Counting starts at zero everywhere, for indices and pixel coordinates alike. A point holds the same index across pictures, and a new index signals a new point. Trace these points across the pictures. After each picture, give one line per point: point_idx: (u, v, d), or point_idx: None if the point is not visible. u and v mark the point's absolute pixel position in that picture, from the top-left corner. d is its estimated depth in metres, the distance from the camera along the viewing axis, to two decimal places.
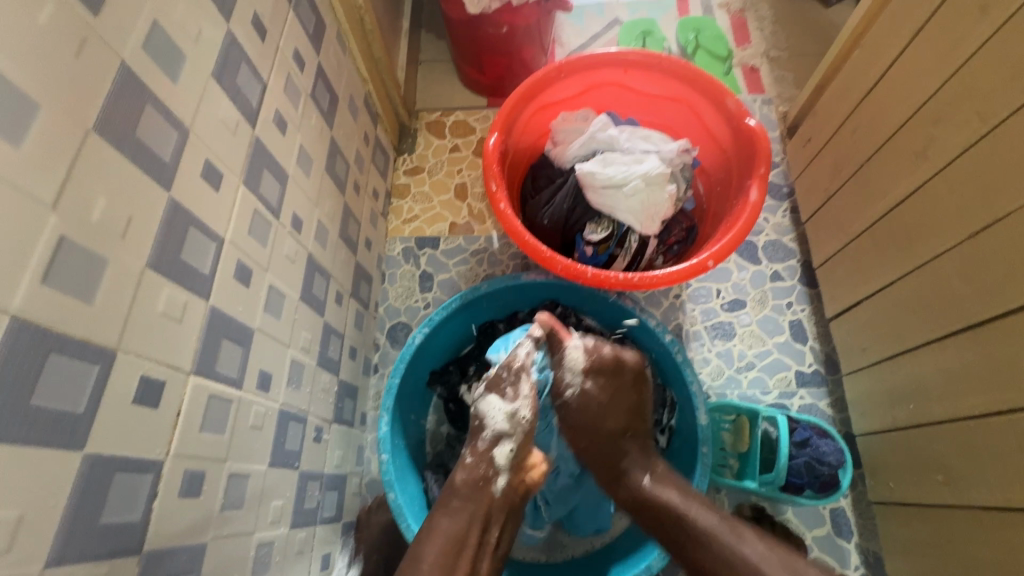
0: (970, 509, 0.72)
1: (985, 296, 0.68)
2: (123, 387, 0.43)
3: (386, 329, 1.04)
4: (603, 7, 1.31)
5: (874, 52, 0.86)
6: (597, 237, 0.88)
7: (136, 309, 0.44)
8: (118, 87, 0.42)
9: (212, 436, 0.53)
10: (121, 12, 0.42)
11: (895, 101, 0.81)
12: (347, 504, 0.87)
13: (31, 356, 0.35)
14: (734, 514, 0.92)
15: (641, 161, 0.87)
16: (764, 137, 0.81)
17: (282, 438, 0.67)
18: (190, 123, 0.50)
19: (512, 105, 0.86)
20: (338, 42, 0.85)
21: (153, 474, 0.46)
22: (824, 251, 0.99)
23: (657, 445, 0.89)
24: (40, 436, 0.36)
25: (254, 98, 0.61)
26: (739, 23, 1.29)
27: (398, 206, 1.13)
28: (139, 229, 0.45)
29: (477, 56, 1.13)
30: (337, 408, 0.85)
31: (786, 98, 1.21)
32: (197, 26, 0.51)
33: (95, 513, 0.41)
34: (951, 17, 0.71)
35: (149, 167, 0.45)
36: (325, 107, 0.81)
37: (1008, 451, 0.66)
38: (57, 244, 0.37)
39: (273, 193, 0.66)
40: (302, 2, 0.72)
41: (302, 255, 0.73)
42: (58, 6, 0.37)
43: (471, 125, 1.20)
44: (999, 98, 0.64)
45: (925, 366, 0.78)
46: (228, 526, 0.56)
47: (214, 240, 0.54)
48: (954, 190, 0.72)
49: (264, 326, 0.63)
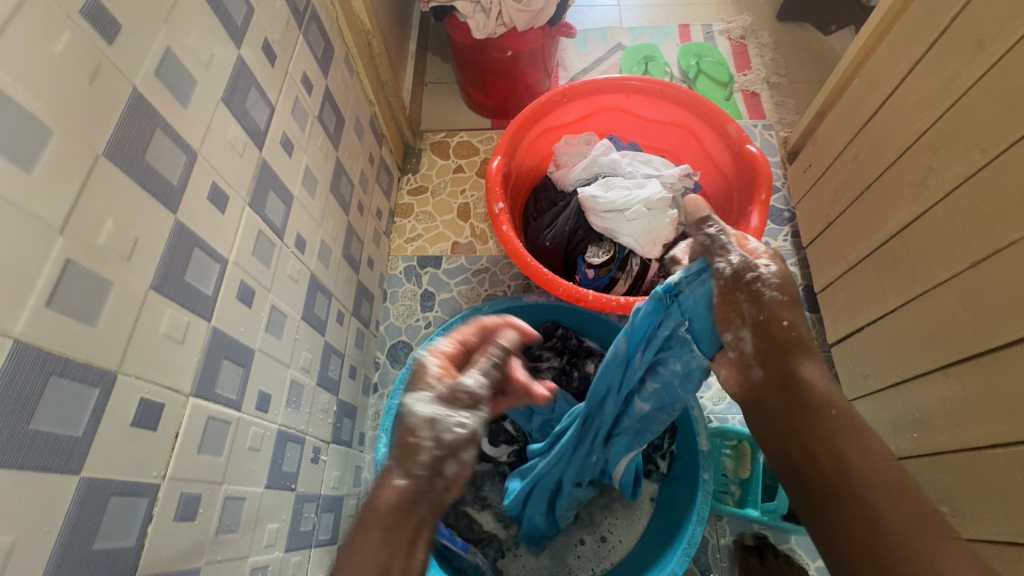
0: (981, 543, 0.70)
1: (988, 325, 0.68)
2: (122, 410, 0.43)
3: (386, 348, 1.04)
4: (606, 32, 1.34)
5: (874, 81, 0.87)
6: (598, 260, 0.89)
7: (138, 332, 0.44)
8: (129, 112, 0.43)
9: (209, 459, 0.53)
10: (137, 38, 0.43)
11: (895, 130, 0.82)
12: (343, 527, 0.85)
13: (34, 380, 0.36)
14: (735, 543, 0.89)
15: (643, 186, 0.87)
16: (764, 163, 0.81)
17: (279, 459, 0.66)
18: (198, 146, 0.51)
19: (516, 129, 0.88)
20: (346, 64, 0.87)
21: (149, 498, 0.45)
22: (825, 276, 0.99)
23: (658, 470, 0.87)
24: (39, 461, 0.36)
25: (262, 121, 0.62)
26: (740, 49, 1.31)
27: (401, 225, 1.14)
28: (145, 250, 0.45)
29: (482, 80, 1.16)
30: (335, 428, 0.84)
31: (787, 123, 1.23)
32: (209, 51, 0.52)
33: (89, 538, 0.40)
34: (948, 51, 0.72)
35: (157, 191, 0.46)
36: (331, 128, 0.82)
37: (1012, 483, 0.65)
38: (64, 267, 0.38)
39: (277, 213, 0.66)
40: (312, 28, 0.74)
41: (304, 275, 0.74)
42: (74, 34, 0.38)
43: (475, 146, 1.22)
44: (998, 129, 0.65)
45: (929, 394, 0.78)
46: (222, 550, 0.55)
47: (218, 261, 0.54)
48: (955, 218, 0.72)
49: (264, 347, 0.63)
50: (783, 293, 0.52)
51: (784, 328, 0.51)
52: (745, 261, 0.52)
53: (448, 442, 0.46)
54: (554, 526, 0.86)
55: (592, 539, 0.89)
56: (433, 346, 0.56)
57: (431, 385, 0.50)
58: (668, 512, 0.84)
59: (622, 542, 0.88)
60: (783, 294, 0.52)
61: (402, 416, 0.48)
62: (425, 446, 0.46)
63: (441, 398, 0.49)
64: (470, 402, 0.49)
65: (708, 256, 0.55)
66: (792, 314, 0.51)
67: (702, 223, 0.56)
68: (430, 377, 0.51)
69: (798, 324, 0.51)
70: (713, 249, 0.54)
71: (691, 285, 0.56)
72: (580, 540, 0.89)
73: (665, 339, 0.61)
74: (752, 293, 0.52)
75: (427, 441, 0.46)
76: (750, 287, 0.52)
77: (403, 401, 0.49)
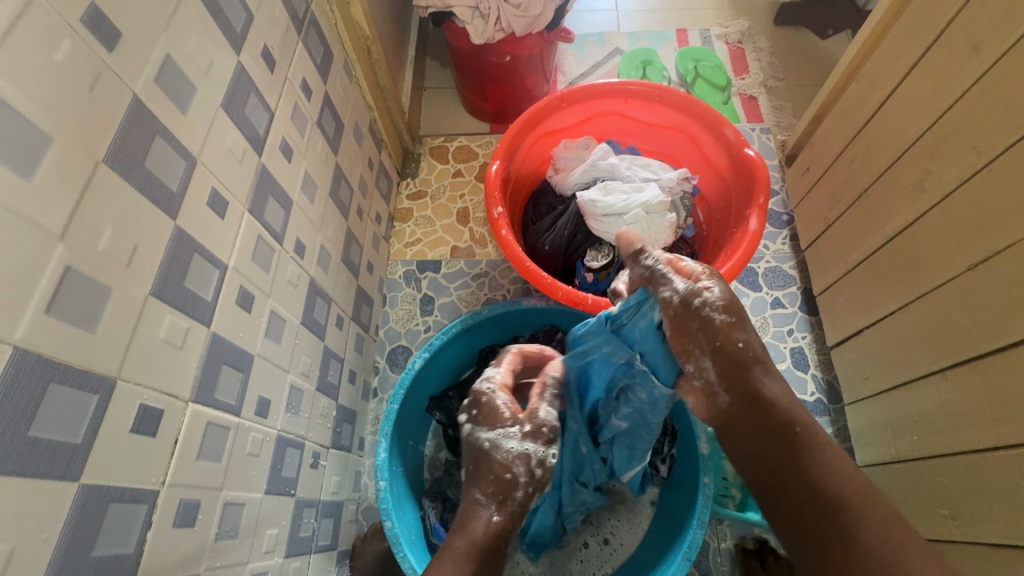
0: (982, 546, 0.69)
1: (988, 327, 0.68)
2: (121, 416, 0.42)
3: (385, 352, 1.04)
4: (604, 37, 1.35)
5: (870, 85, 0.88)
6: (598, 264, 0.89)
7: (137, 338, 0.44)
8: (129, 119, 0.43)
9: (208, 465, 0.53)
10: (136, 45, 0.44)
11: (891, 134, 0.82)
12: (343, 532, 0.85)
13: (31, 386, 0.36)
14: (736, 546, 0.89)
15: (641, 190, 0.88)
16: (763, 166, 0.82)
17: (279, 464, 0.66)
18: (198, 152, 0.51)
19: (515, 133, 0.88)
20: (345, 71, 0.88)
21: (148, 505, 0.45)
22: (823, 280, 0.99)
23: (659, 473, 0.87)
24: (35, 467, 0.36)
25: (261, 126, 0.62)
26: (737, 54, 1.32)
27: (401, 229, 1.14)
28: (144, 256, 0.45)
29: (481, 85, 1.16)
30: (334, 433, 0.84)
31: (784, 127, 1.23)
32: (209, 58, 0.52)
33: (87, 546, 0.40)
34: (944, 54, 0.72)
35: (157, 198, 0.46)
36: (330, 134, 0.82)
37: (1014, 487, 0.65)
38: (63, 273, 0.38)
39: (277, 219, 0.66)
40: (311, 34, 0.74)
41: (304, 280, 0.74)
42: (74, 42, 0.38)
43: (474, 151, 1.22)
44: (996, 132, 0.65)
45: (928, 397, 0.78)
46: (221, 557, 0.55)
47: (217, 266, 0.55)
48: (952, 222, 0.72)
49: (263, 352, 0.63)
50: (730, 314, 0.55)
51: (735, 347, 0.55)
52: (688, 288, 0.56)
53: (540, 475, 0.61)
54: (558, 534, 0.86)
55: (595, 542, 0.89)
56: (490, 377, 0.69)
57: (512, 420, 0.63)
58: (669, 516, 0.84)
59: (625, 546, 0.88)
60: (730, 315, 0.55)
61: (490, 459, 0.61)
62: (519, 481, 0.59)
63: (528, 441, 0.61)
64: (548, 434, 0.63)
65: (649, 287, 0.59)
66: (746, 333, 0.55)
67: (639, 256, 0.60)
68: (504, 415, 0.63)
69: (751, 342, 0.55)
70: (653, 280, 0.58)
71: (633, 315, 0.63)
72: (583, 544, 0.89)
73: (624, 359, 0.68)
74: (703, 318, 0.55)
75: (523, 483, 0.59)
76: (700, 313, 0.55)
77: (487, 443, 0.62)
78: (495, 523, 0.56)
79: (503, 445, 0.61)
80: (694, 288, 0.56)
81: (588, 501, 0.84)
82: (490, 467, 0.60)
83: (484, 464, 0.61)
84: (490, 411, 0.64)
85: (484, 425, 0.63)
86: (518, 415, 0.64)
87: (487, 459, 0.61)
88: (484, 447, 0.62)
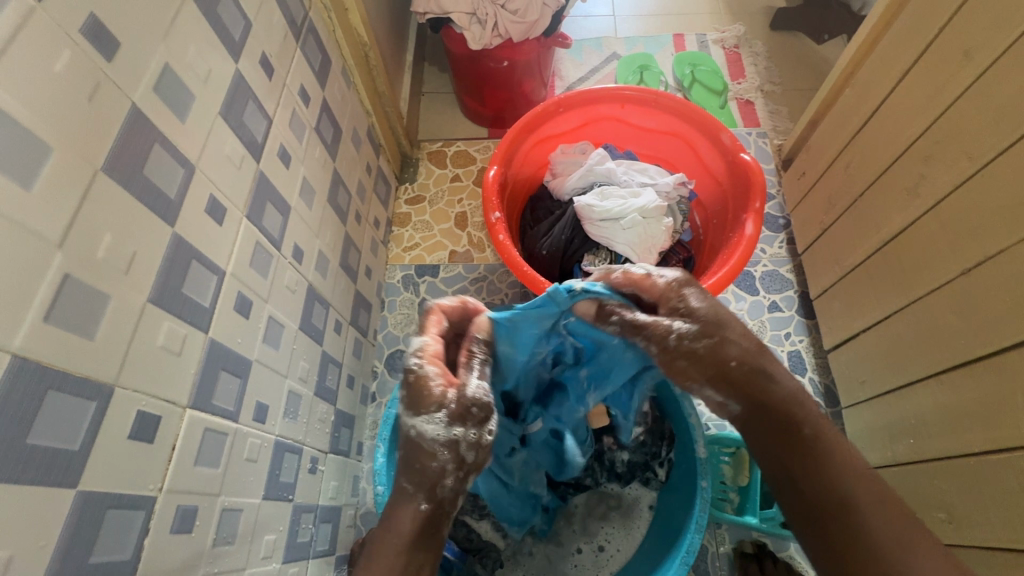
0: (980, 550, 0.69)
1: (982, 330, 0.68)
2: (118, 423, 0.43)
3: (384, 356, 1.04)
4: (602, 42, 1.35)
5: (865, 90, 0.88)
6: (595, 268, 0.90)
7: (135, 345, 0.45)
8: (128, 127, 0.44)
9: (206, 471, 0.53)
10: (136, 55, 0.44)
11: (886, 139, 0.83)
12: (341, 537, 0.85)
13: (31, 393, 0.36)
14: (734, 550, 0.89)
15: (638, 195, 0.88)
16: (758, 171, 0.82)
17: (277, 470, 0.66)
18: (196, 159, 0.52)
19: (512, 139, 0.88)
20: (343, 77, 0.88)
21: (145, 511, 0.45)
22: (820, 283, 1.00)
23: (657, 478, 0.88)
24: (35, 474, 0.36)
25: (259, 133, 0.63)
26: (734, 58, 1.32)
27: (399, 234, 1.15)
28: (143, 263, 0.45)
29: (479, 90, 1.17)
30: (333, 438, 0.84)
31: (781, 131, 1.24)
32: (207, 66, 0.53)
33: (85, 552, 0.40)
34: (937, 60, 0.73)
35: (155, 205, 0.47)
36: (328, 139, 0.83)
37: (1010, 490, 0.65)
38: (62, 281, 0.38)
39: (275, 225, 0.66)
40: (309, 41, 0.75)
41: (302, 285, 0.74)
42: (74, 53, 0.38)
43: (472, 155, 1.23)
44: (989, 137, 0.66)
45: (924, 400, 0.78)
46: (219, 563, 0.55)
47: (216, 273, 0.55)
48: (947, 226, 0.73)
49: (261, 358, 0.63)
50: (709, 336, 0.53)
51: (730, 369, 0.53)
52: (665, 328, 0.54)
53: (467, 459, 0.53)
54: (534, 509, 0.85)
55: (589, 548, 0.89)
56: (422, 349, 0.57)
57: (439, 402, 0.53)
58: (667, 520, 0.84)
59: (620, 551, 0.88)
60: (710, 336, 0.53)
61: (417, 446, 0.53)
62: (448, 470, 0.53)
63: (457, 426, 0.53)
64: (480, 415, 0.54)
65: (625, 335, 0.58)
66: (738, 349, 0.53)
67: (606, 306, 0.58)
68: (430, 395, 0.53)
69: (744, 355, 0.53)
70: (629, 327, 0.57)
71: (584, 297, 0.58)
72: (577, 550, 0.90)
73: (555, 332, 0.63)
74: (687, 353, 0.54)
75: (451, 471, 0.53)
76: (682, 349, 0.54)
77: (413, 432, 0.53)
78: (422, 514, 0.51)
79: (430, 431, 0.53)
80: (664, 329, 0.54)
81: (541, 465, 0.82)
82: (418, 457, 0.53)
83: (411, 452, 0.53)
84: (415, 392, 0.54)
85: (413, 411, 0.54)
86: (449, 392, 0.54)
87: (415, 448, 0.53)
88: (410, 436, 0.54)
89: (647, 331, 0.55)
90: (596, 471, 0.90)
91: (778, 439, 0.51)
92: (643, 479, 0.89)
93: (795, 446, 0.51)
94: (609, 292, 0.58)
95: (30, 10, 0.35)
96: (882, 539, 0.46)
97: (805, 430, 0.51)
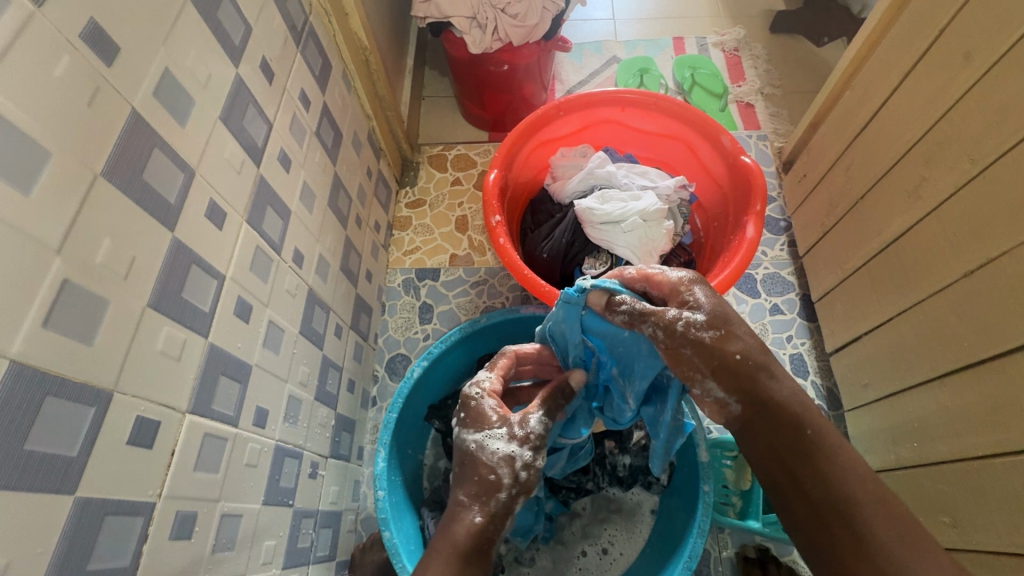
0: (984, 555, 0.69)
1: (985, 333, 0.68)
2: (118, 428, 0.43)
3: (385, 360, 1.04)
4: (601, 46, 1.36)
5: (865, 92, 0.88)
6: (595, 272, 0.90)
7: (134, 350, 0.44)
8: (128, 132, 0.44)
9: (205, 476, 0.52)
10: (135, 61, 0.44)
11: (887, 141, 0.83)
12: (341, 542, 0.85)
13: (27, 399, 0.36)
14: (738, 555, 0.88)
15: (638, 198, 0.88)
16: (758, 174, 0.82)
17: (277, 475, 0.66)
18: (196, 164, 0.52)
19: (512, 142, 0.88)
20: (344, 81, 0.88)
21: (144, 517, 0.45)
22: (821, 286, 0.99)
23: (659, 481, 0.86)
24: (32, 481, 0.36)
25: (259, 138, 0.63)
26: (734, 61, 1.33)
27: (400, 237, 1.15)
28: (142, 268, 0.45)
29: (479, 94, 1.17)
30: (333, 443, 0.84)
31: (781, 133, 1.24)
32: (207, 71, 0.53)
33: (83, 558, 0.40)
34: (938, 62, 0.73)
35: (154, 210, 0.47)
36: (329, 144, 0.83)
37: (1014, 494, 0.64)
38: (60, 287, 0.38)
39: (275, 229, 0.66)
40: (309, 46, 0.75)
41: (302, 289, 0.74)
42: (73, 58, 0.38)
43: (473, 159, 1.23)
44: (991, 139, 0.66)
45: (927, 403, 0.77)
46: (219, 569, 0.55)
47: (215, 277, 0.55)
48: (949, 228, 0.72)
49: (261, 362, 0.63)
50: (716, 328, 0.53)
51: (735, 360, 0.52)
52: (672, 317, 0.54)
53: (522, 477, 0.56)
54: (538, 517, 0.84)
55: (593, 551, 0.89)
56: (482, 385, 0.64)
57: (500, 423, 0.59)
58: (669, 525, 0.84)
59: (625, 554, 0.88)
60: (717, 328, 0.53)
61: (475, 460, 0.57)
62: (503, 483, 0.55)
63: (516, 445, 0.57)
64: (538, 440, 0.59)
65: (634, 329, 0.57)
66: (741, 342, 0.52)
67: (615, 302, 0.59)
68: (493, 416, 0.59)
69: (749, 349, 0.52)
70: (636, 318, 0.57)
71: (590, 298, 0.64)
72: (581, 553, 0.89)
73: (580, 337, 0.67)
74: (693, 342, 0.53)
75: (508, 483, 0.55)
76: (688, 338, 0.53)
77: (472, 445, 0.58)
78: (478, 524, 0.52)
79: (491, 446, 0.57)
80: (671, 316, 0.54)
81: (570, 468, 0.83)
82: (475, 469, 0.56)
83: (469, 465, 0.57)
84: (477, 413, 0.61)
85: (473, 427, 0.59)
86: (506, 417, 0.60)
87: (472, 461, 0.57)
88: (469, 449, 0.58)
89: (653, 319, 0.55)
90: (598, 476, 0.88)
91: (781, 442, 0.51)
92: (645, 483, 0.87)
93: (797, 450, 0.50)
94: (620, 288, 0.60)
95: (30, 16, 0.35)
96: (886, 543, 0.46)
97: (808, 432, 0.50)
